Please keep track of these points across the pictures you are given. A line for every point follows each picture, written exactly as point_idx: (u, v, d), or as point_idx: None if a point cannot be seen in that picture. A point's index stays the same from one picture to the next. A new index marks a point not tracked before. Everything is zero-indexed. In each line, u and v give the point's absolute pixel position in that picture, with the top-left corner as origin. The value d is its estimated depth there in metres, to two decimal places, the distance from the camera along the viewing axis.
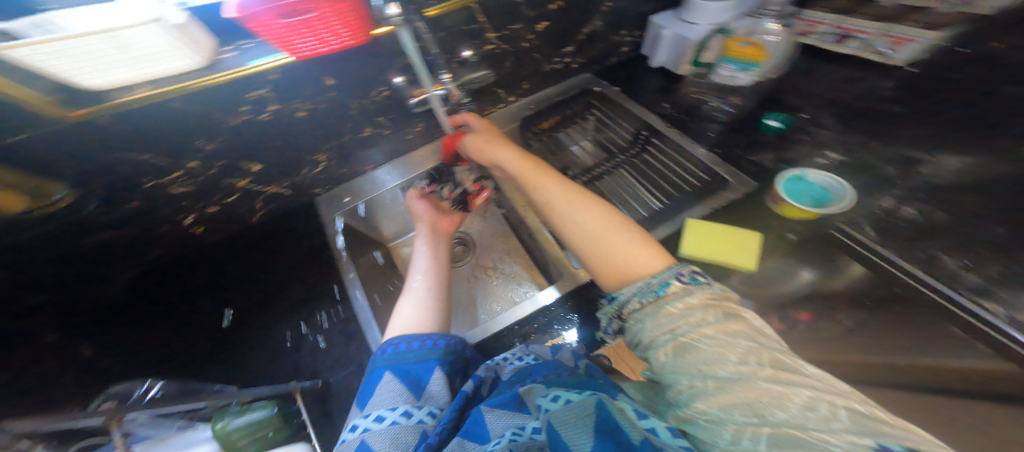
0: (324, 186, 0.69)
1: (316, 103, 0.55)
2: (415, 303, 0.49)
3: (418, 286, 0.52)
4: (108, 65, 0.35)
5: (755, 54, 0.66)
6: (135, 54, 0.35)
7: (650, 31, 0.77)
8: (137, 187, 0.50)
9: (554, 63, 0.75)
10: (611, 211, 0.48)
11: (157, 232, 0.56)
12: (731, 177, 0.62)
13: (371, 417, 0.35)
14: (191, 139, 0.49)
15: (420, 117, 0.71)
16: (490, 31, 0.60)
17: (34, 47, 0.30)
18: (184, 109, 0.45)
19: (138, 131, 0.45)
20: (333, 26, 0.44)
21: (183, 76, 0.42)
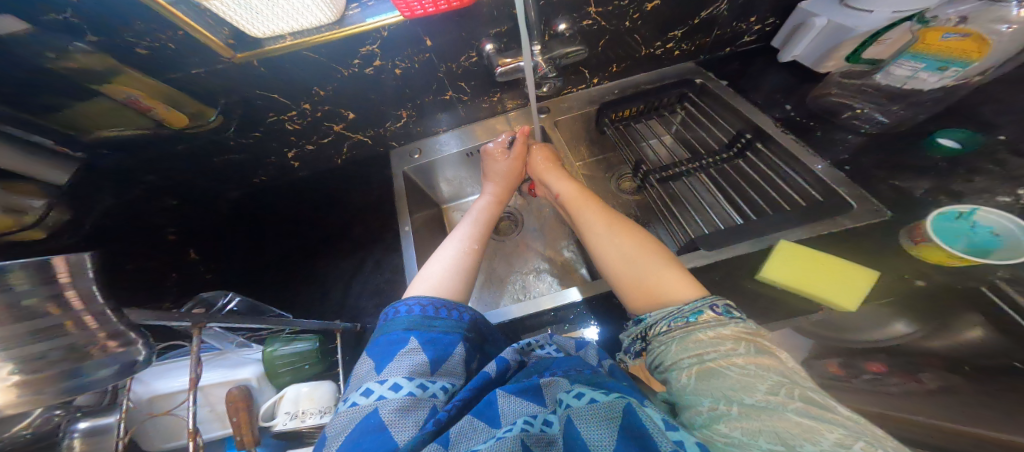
0: (400, 141, 0.75)
1: (410, 63, 0.58)
2: (450, 272, 0.51)
3: (459, 260, 0.53)
4: (269, 18, 0.44)
5: (962, 48, 0.48)
6: (283, 6, 0.43)
7: (794, 19, 0.65)
8: (261, 122, 0.59)
9: (654, 48, 0.67)
10: (650, 240, 0.47)
11: (267, 161, 0.66)
12: (857, 204, 0.49)
13: (386, 384, 0.35)
14: (310, 85, 0.56)
15: (499, 87, 0.70)
16: (592, 5, 0.55)
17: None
18: (308, 56, 0.50)
19: (274, 74, 0.52)
20: None
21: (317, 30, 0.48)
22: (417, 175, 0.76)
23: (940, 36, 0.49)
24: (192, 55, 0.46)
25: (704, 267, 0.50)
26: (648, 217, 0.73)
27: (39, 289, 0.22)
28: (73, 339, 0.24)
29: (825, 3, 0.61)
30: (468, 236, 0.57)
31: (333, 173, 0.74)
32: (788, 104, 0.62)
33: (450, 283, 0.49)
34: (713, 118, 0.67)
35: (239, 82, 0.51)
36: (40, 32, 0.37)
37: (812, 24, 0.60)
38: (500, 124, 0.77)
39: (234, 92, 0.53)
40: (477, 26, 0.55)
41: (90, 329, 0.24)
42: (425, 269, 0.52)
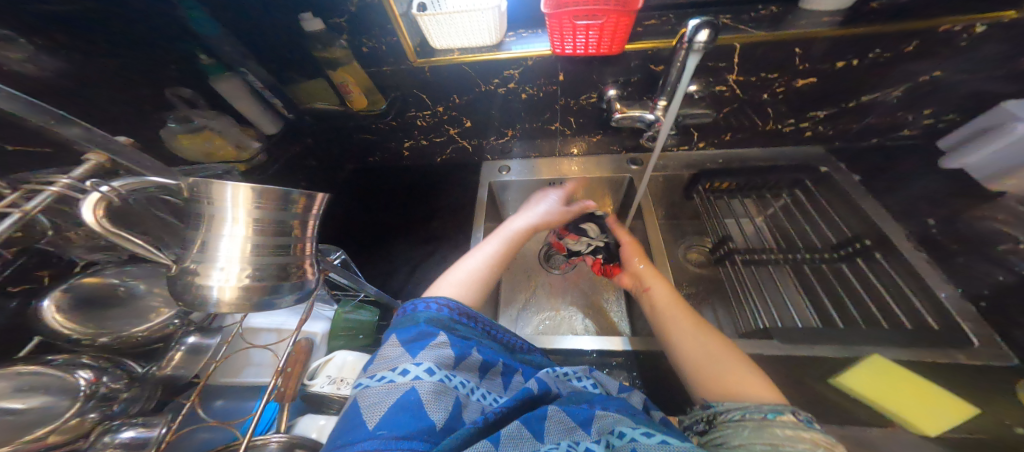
0: (493, 156, 0.80)
1: (537, 91, 0.63)
2: (471, 282, 0.50)
3: (478, 271, 0.52)
4: (452, 34, 0.53)
5: None
6: (469, 27, 0.52)
7: (988, 119, 0.58)
8: (400, 113, 0.66)
9: (779, 125, 0.69)
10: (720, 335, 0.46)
11: (386, 145, 0.74)
12: (980, 344, 0.46)
13: (420, 366, 0.34)
14: (452, 93, 0.62)
15: (604, 130, 0.73)
16: (732, 73, 0.59)
17: (429, 17, 0.49)
18: (466, 70, 0.58)
19: (432, 78, 0.59)
20: (603, 36, 0.50)
21: (481, 51, 0.56)
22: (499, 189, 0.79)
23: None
24: (389, 55, 0.55)
25: (774, 357, 0.48)
26: (709, 293, 0.70)
27: (300, 215, 0.31)
28: (293, 261, 0.31)
29: None
30: (494, 251, 0.56)
31: (429, 170, 0.80)
32: (929, 216, 0.58)
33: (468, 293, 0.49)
34: (822, 214, 0.65)
35: (406, 79, 0.60)
36: (325, 33, 0.53)
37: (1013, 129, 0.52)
38: (565, 165, 0.79)
39: (400, 87, 0.61)
40: (611, 72, 0.59)
41: (302, 256, 0.32)
42: (447, 276, 0.52)
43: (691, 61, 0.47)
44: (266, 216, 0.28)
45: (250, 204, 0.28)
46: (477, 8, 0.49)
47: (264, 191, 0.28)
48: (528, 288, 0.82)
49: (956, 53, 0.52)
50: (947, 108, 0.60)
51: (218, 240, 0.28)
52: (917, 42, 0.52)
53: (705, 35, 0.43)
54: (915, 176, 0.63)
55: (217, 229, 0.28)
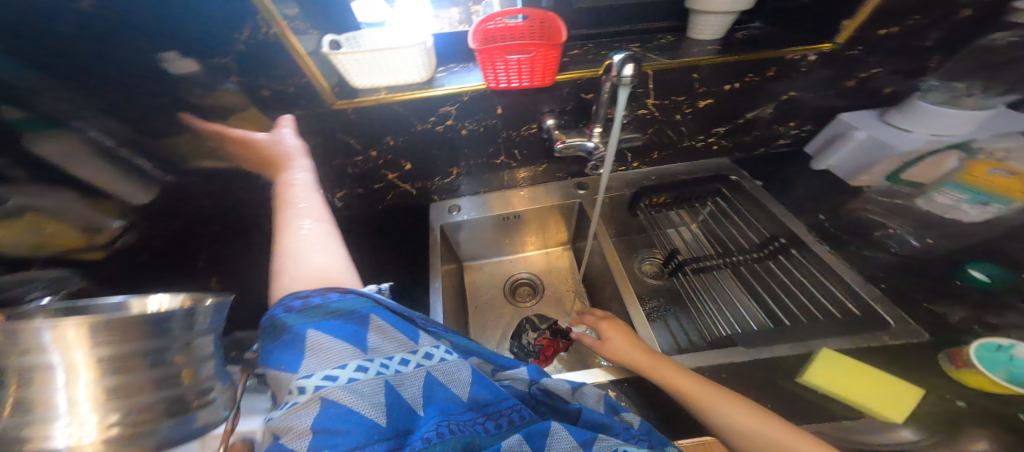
0: (441, 196, 0.78)
1: (478, 126, 0.62)
2: (316, 248, 0.38)
3: (317, 229, 0.40)
4: (374, 73, 0.50)
5: (1008, 187, 0.54)
6: (395, 66, 0.50)
7: (830, 129, 0.72)
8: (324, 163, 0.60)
9: (695, 140, 0.76)
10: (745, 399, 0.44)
11: None
12: (896, 322, 0.52)
13: (316, 375, 0.27)
14: (384, 136, 0.59)
15: (548, 160, 0.75)
16: (650, 98, 0.64)
17: (346, 56, 0.46)
18: (397, 110, 0.55)
19: (354, 118, 0.55)
20: (535, 71, 0.51)
21: (410, 88, 0.54)
22: (451, 230, 0.77)
23: (984, 171, 0.56)
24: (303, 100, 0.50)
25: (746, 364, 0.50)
26: (670, 305, 0.72)
27: (182, 334, 0.27)
28: (183, 391, 0.26)
29: (866, 117, 0.68)
30: (319, 205, 0.44)
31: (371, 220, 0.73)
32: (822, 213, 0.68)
33: (328, 257, 0.38)
34: (743, 217, 0.71)
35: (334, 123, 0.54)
36: (205, 74, 0.42)
37: (852, 136, 0.66)
38: (515, 197, 0.80)
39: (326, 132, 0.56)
40: (546, 103, 0.60)
41: (196, 383, 0.27)
42: (285, 265, 0.37)
43: (621, 93, 0.49)
44: (125, 347, 0.24)
45: (93, 344, 0.23)
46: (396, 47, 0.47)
47: (112, 325, 0.23)
48: (501, 329, 0.78)
49: (810, 71, 0.62)
50: (814, 119, 0.72)
51: (50, 397, 0.22)
52: (773, 68, 0.61)
53: (629, 70, 0.45)
54: (803, 177, 0.74)
55: (48, 384, 0.22)
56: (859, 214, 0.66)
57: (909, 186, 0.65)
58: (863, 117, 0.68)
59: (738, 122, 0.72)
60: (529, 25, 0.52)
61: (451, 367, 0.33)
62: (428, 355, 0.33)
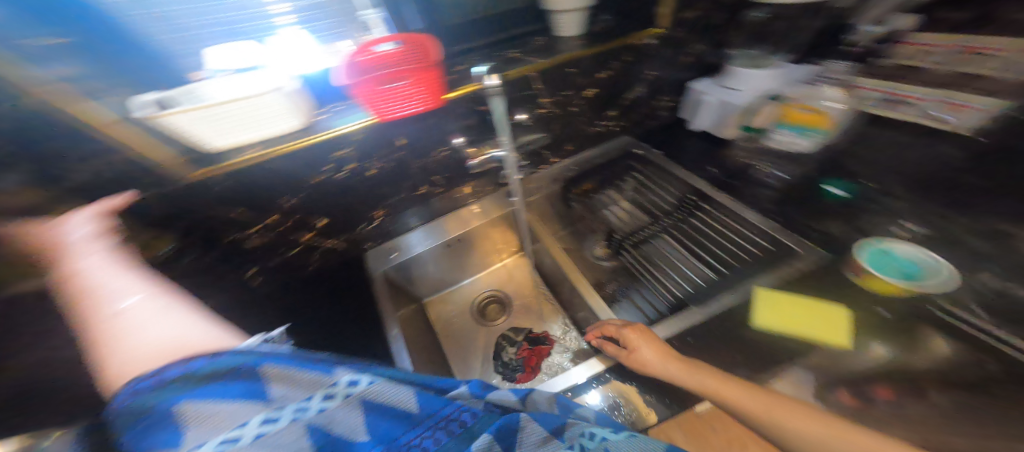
0: (375, 241, 0.74)
1: (384, 164, 0.65)
2: (150, 325, 0.32)
3: (145, 306, 0.35)
4: (230, 128, 0.49)
5: (816, 121, 0.71)
6: (253, 119, 0.49)
7: (691, 96, 0.88)
8: (219, 241, 0.58)
9: (597, 125, 0.89)
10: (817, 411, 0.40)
11: (223, 280, 0.60)
12: (799, 247, 0.60)
13: (210, 443, 0.22)
14: (280, 195, 0.59)
15: (470, 177, 0.80)
16: (543, 96, 0.75)
17: (185, 114, 0.43)
18: (292, 161, 0.56)
19: (262, 177, 0.54)
20: (411, 94, 0.55)
21: (287, 138, 0.54)
22: (397, 273, 0.73)
23: (796, 112, 0.73)
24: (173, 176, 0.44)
25: (700, 323, 0.53)
26: (628, 281, 0.74)
27: None
28: None
29: (708, 84, 0.84)
30: (140, 284, 0.39)
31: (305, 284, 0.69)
32: (710, 166, 0.82)
33: (170, 326, 0.32)
34: (659, 185, 0.82)
35: (254, 183, 0.55)
36: None
37: (705, 99, 0.82)
38: (468, 214, 0.79)
39: (247, 192, 0.55)
40: (447, 123, 0.64)
41: None
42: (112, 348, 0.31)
43: (499, 103, 0.56)
44: None
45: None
46: (252, 96, 0.46)
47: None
48: (479, 355, 0.75)
49: (653, 52, 0.80)
50: (676, 85, 0.91)
51: None
52: (626, 55, 0.78)
53: (492, 81, 0.50)
54: (684, 137, 0.93)
55: None
56: (736, 159, 0.80)
57: (756, 134, 0.80)
58: (708, 83, 0.85)
59: (622, 103, 0.87)
60: (407, 49, 0.56)
61: (381, 387, 0.30)
62: (351, 383, 0.28)
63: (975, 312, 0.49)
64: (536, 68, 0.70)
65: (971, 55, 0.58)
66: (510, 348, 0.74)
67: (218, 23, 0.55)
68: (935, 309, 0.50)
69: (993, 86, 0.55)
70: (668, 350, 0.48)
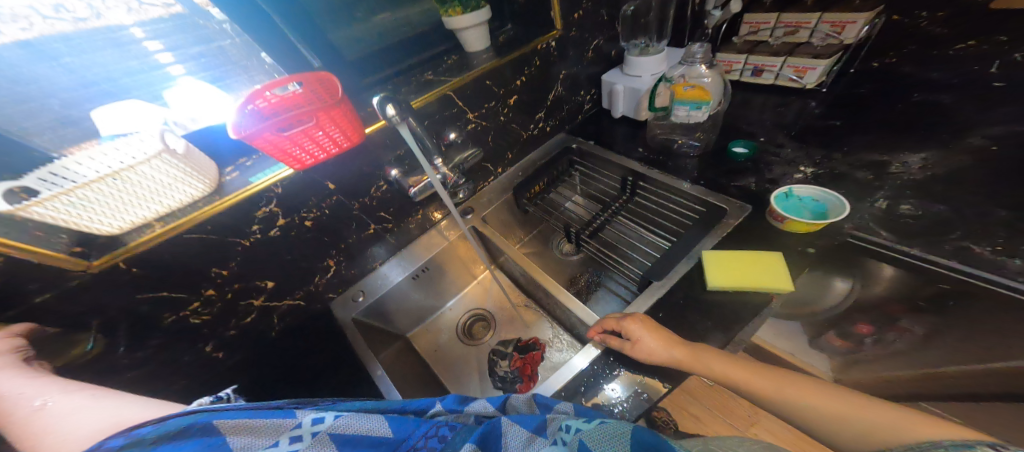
0: (337, 290, 0.72)
1: (319, 212, 0.60)
2: (69, 417, 0.30)
3: (65, 401, 0.32)
4: (118, 207, 0.42)
5: (700, 95, 0.79)
6: (145, 192, 0.43)
7: (605, 88, 1.01)
8: (158, 326, 0.51)
9: (530, 129, 0.94)
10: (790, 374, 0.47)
11: (178, 365, 0.54)
12: (725, 205, 0.68)
13: None
14: (210, 267, 0.52)
15: (419, 204, 0.77)
16: (469, 113, 0.76)
17: (46, 205, 0.37)
18: (214, 227, 0.50)
19: (189, 246, 0.49)
20: (328, 129, 0.51)
21: (195, 205, 0.48)
22: (369, 318, 0.71)
23: (681, 89, 0.80)
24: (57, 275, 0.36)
25: (666, 294, 0.58)
26: (596, 266, 0.80)
27: None
28: None
29: (615, 74, 0.99)
30: (44, 382, 0.34)
31: (270, 350, 0.64)
32: (640, 147, 0.91)
33: (101, 413, 0.31)
34: (602, 174, 0.89)
35: (183, 256, 0.49)
36: None
37: (616, 89, 0.95)
38: (438, 237, 0.80)
39: (177, 269, 0.49)
40: (383, 153, 0.64)
41: None
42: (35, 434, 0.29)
43: (403, 131, 0.55)
44: None
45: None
46: (127, 165, 0.39)
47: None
48: (475, 376, 0.74)
49: (561, 53, 0.87)
50: (592, 81, 1.01)
51: None
52: (537, 58, 0.82)
53: (390, 109, 0.51)
54: (611, 126, 1.02)
55: None
56: (662, 138, 0.91)
57: (663, 112, 0.91)
58: (615, 74, 0.99)
59: (547, 104, 0.93)
60: (310, 91, 0.48)
61: (352, 421, 0.30)
62: (317, 421, 0.28)
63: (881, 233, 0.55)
64: (455, 88, 0.70)
65: (800, 28, 0.82)
66: (503, 360, 0.74)
67: (82, 83, 0.42)
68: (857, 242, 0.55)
69: (813, 51, 0.80)
70: (665, 337, 0.50)
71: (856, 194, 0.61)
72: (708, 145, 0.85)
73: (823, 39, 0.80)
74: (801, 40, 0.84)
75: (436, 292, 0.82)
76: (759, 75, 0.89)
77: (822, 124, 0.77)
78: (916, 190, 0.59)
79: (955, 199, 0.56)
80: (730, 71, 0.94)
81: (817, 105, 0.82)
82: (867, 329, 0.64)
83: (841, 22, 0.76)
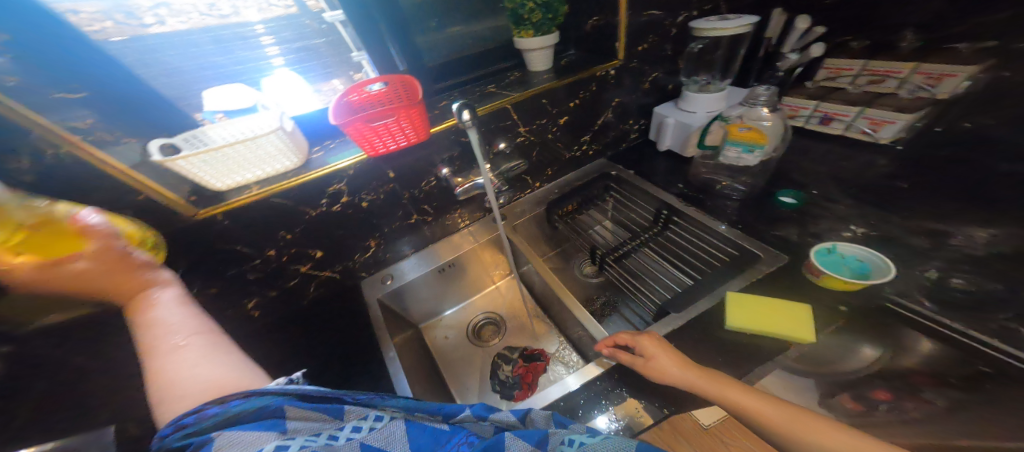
0: (370, 270, 0.79)
1: (376, 195, 0.69)
2: (193, 368, 0.37)
3: (194, 343, 0.40)
4: (229, 170, 0.53)
5: (755, 137, 0.79)
6: (253, 157, 0.53)
7: (655, 120, 1.04)
8: (224, 275, 0.60)
9: (574, 151, 0.99)
10: (828, 421, 0.42)
11: (224, 314, 0.63)
12: (761, 251, 0.66)
13: None
14: (279, 230, 0.62)
15: (458, 204, 0.84)
16: (521, 126, 0.83)
17: (186, 159, 0.47)
18: (283, 197, 0.59)
19: (268, 209, 0.59)
20: (405, 128, 0.60)
21: (286, 175, 0.59)
22: (392, 300, 0.78)
23: (737, 129, 0.82)
24: None
25: (682, 326, 0.57)
26: (616, 293, 0.81)
27: None
28: None
29: (669, 107, 1.01)
30: (186, 319, 0.43)
31: (302, 314, 0.73)
32: (679, 183, 0.91)
33: (205, 371, 0.37)
34: (636, 202, 0.91)
35: (263, 215, 0.59)
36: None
37: (667, 121, 0.98)
38: (461, 239, 0.86)
39: (255, 227, 0.59)
40: (437, 154, 0.72)
41: None
42: (158, 372, 0.37)
43: (472, 133, 0.64)
44: None
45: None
46: (253, 137, 0.51)
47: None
48: (476, 375, 0.77)
49: (617, 81, 0.91)
50: (642, 113, 1.04)
51: None
52: (593, 84, 0.87)
53: (468, 115, 0.60)
54: (655, 159, 1.03)
55: None
56: (703, 177, 0.91)
57: (712, 151, 0.90)
58: (668, 107, 1.01)
59: (594, 129, 0.97)
60: (393, 90, 0.63)
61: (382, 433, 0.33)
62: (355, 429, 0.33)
63: (921, 304, 0.53)
64: (513, 102, 0.77)
65: (888, 76, 0.77)
66: (506, 364, 0.76)
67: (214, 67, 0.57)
68: (895, 307, 0.53)
69: (897, 104, 0.73)
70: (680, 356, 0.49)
71: (903, 260, 0.59)
72: (752, 191, 0.84)
73: (914, 90, 0.72)
74: (886, 90, 0.77)
75: (456, 287, 0.88)
76: (827, 123, 0.85)
77: (883, 183, 0.73)
78: (979, 267, 0.56)
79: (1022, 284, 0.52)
80: (796, 115, 0.91)
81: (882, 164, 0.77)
82: (884, 394, 0.51)
83: (939, 74, 0.68)
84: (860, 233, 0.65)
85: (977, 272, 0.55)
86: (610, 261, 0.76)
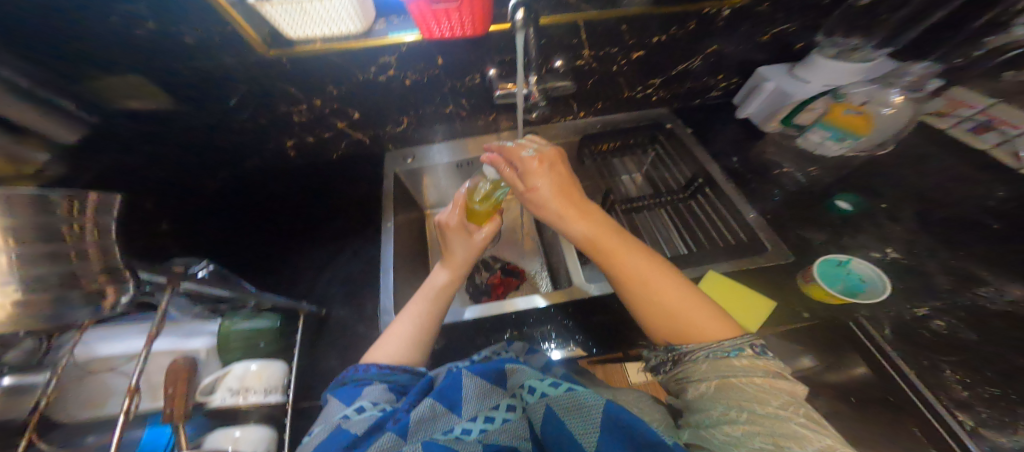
0: (396, 144, 0.90)
1: (419, 76, 0.74)
2: (389, 342, 0.54)
3: (403, 324, 0.56)
4: (303, 24, 0.59)
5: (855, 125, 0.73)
6: (323, 17, 0.59)
7: (752, 81, 0.88)
8: (271, 109, 0.73)
9: (634, 92, 0.91)
10: (655, 259, 0.50)
11: (264, 146, 0.80)
12: (770, 246, 0.62)
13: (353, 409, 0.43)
14: (328, 84, 0.71)
15: (493, 107, 0.86)
16: (585, 48, 0.76)
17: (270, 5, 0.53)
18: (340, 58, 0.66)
19: (326, 66, 0.67)
20: (463, 17, 0.59)
21: (347, 39, 0.64)
22: (407, 177, 0.89)
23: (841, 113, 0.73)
24: (225, 47, 0.60)
25: None
26: None
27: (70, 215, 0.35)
28: (75, 266, 0.35)
29: (779, 69, 0.84)
30: (424, 300, 0.59)
31: (330, 165, 0.88)
32: (735, 157, 0.81)
33: (394, 347, 0.53)
34: (674, 163, 0.85)
35: (325, 70, 0.68)
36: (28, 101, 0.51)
37: (764, 86, 0.78)
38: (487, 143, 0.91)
39: (316, 78, 0.69)
40: (486, 54, 0.72)
41: (89, 261, 0.36)
42: (392, 326, 0.57)
43: (519, 35, 0.60)
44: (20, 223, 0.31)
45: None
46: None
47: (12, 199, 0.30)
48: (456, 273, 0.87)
49: (726, 25, 0.75)
50: (738, 70, 0.88)
51: None
52: (694, 22, 0.74)
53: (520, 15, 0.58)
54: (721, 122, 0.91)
55: None
56: (762, 156, 0.80)
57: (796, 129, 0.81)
58: (776, 69, 0.84)
59: (670, 74, 0.87)
60: None
61: None
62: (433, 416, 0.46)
63: (881, 331, 0.53)
64: (588, 20, 0.70)
65: None
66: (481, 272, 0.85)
67: None
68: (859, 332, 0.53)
69: None
70: (564, 185, 0.54)
71: (903, 292, 0.56)
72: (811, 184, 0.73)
73: None
74: None
75: None
76: (981, 133, 0.74)
77: (957, 220, 0.63)
78: (984, 325, 0.53)
79: (1009, 351, 0.51)
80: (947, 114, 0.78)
81: (984, 203, 0.65)
82: None
83: None
84: (889, 257, 0.60)
85: (970, 323, 0.53)
86: (618, 209, 0.77)
